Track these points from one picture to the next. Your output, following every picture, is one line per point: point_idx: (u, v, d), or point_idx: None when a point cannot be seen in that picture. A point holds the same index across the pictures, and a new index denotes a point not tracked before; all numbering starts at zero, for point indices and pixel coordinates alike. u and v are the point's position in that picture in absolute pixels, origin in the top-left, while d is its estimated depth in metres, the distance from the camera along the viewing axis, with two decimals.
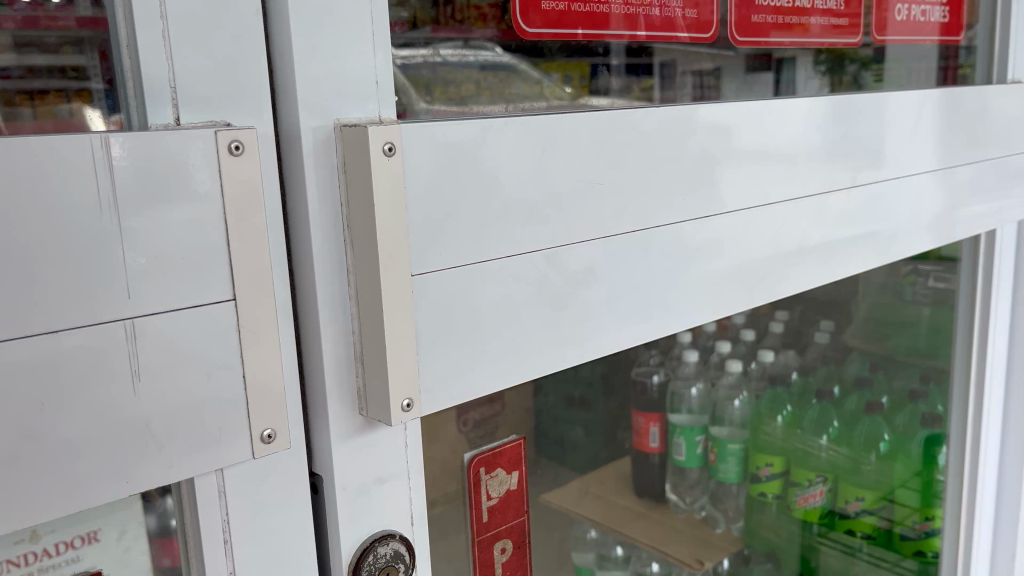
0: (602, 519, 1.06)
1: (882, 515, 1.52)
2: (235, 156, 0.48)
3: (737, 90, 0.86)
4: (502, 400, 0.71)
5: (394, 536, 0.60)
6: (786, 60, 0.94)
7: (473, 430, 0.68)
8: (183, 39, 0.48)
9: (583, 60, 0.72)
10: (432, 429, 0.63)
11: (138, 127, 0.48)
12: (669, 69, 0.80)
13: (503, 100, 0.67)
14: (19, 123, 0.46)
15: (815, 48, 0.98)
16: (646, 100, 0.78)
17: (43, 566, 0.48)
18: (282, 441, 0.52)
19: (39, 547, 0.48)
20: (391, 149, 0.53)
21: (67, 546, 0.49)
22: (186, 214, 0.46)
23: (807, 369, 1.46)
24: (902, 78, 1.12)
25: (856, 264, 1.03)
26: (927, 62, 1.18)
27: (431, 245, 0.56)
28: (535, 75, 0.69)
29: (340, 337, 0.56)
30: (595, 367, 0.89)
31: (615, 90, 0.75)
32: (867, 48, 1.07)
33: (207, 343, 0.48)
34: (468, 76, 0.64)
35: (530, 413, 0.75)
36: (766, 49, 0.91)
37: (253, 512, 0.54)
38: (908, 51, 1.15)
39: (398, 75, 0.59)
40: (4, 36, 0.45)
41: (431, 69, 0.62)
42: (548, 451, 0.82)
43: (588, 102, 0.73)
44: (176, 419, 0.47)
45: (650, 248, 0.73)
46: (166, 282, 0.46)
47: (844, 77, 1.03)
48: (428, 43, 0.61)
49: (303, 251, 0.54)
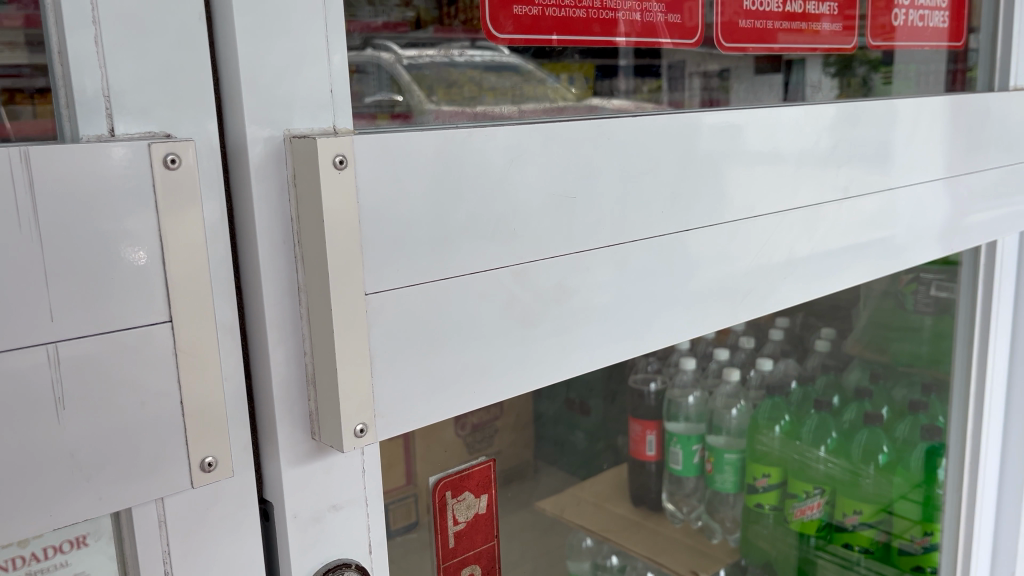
0: (597, 527, 1.02)
1: (881, 528, 1.45)
2: (171, 169, 0.45)
3: (745, 93, 0.87)
4: (502, 406, 0.72)
5: (350, 566, 0.58)
6: (795, 62, 0.92)
7: (470, 434, 0.69)
8: (120, 45, 0.45)
9: (589, 61, 0.71)
10: (431, 432, 0.65)
11: (70, 139, 0.45)
12: (677, 70, 0.79)
13: (509, 101, 0.66)
14: (21, 122, 0.45)
15: (824, 52, 0.96)
16: (654, 102, 0.77)
17: (33, 569, 0.48)
18: (225, 469, 0.50)
19: (27, 551, 0.47)
20: (343, 161, 0.50)
21: (56, 550, 0.49)
22: (116, 232, 0.43)
23: (807, 378, 1.40)
24: (911, 82, 1.11)
25: (850, 277, 1.00)
26: (936, 66, 1.16)
27: (386, 263, 0.54)
28: (540, 75, 0.68)
29: (291, 358, 0.53)
30: (602, 374, 0.84)
31: (622, 92, 0.75)
32: (877, 51, 1.05)
33: (139, 367, 0.45)
34: (472, 77, 0.64)
35: (532, 415, 0.76)
36: (774, 52, 0.90)
37: (198, 543, 0.51)
38: (917, 55, 1.12)
39: (404, 75, 0.59)
40: (13, 36, 0.45)
41: (435, 68, 0.61)
42: (541, 458, 0.80)
43: (591, 104, 0.72)
44: (106, 446, 0.44)
45: (627, 265, 0.70)
46: (91, 305, 0.43)
47: (853, 79, 1.00)
48: (432, 42, 0.61)
49: (252, 269, 0.51)
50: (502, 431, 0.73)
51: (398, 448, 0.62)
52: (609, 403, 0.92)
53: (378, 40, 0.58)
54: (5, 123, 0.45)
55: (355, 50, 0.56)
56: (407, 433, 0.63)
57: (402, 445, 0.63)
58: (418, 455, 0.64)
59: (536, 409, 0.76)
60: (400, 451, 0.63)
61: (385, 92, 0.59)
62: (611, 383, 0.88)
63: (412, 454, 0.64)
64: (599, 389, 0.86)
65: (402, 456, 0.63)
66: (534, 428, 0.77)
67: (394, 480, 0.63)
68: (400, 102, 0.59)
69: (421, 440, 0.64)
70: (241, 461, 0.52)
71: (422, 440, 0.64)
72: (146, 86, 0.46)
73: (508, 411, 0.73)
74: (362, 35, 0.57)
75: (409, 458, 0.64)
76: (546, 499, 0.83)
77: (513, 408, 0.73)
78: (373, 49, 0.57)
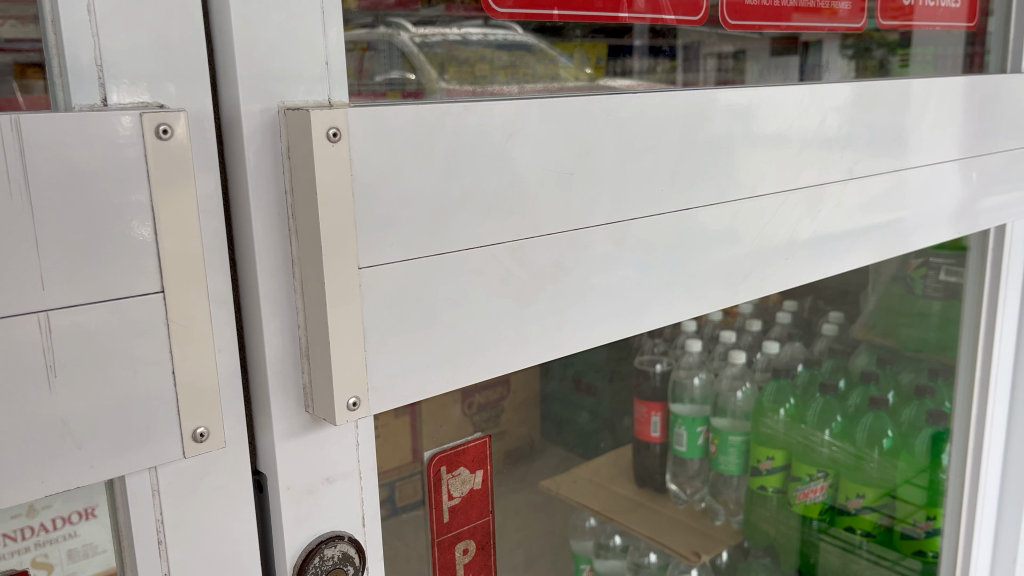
0: (601, 506, 1.02)
1: (884, 512, 1.46)
2: (163, 140, 0.45)
3: (760, 73, 0.86)
4: (510, 385, 0.72)
5: (343, 538, 0.59)
6: (811, 44, 0.92)
7: (478, 413, 0.70)
8: (111, 14, 0.45)
9: (601, 41, 0.71)
10: (438, 409, 0.66)
11: (64, 108, 0.45)
12: (693, 51, 0.79)
13: (518, 82, 0.66)
14: (35, 96, 0.45)
15: (841, 33, 0.95)
16: (668, 83, 0.77)
17: (40, 539, 0.48)
18: (216, 440, 0.50)
19: (35, 522, 0.48)
20: (336, 134, 0.50)
21: (65, 521, 0.49)
22: (107, 203, 0.43)
23: (813, 361, 1.39)
24: (929, 64, 1.09)
25: (854, 259, 0.99)
26: (955, 48, 1.15)
27: (380, 237, 0.54)
28: (552, 54, 0.68)
29: (284, 331, 0.53)
30: (607, 353, 0.83)
31: (637, 72, 0.75)
32: (895, 33, 1.03)
33: (130, 337, 0.45)
34: (484, 55, 0.64)
35: (539, 394, 0.76)
36: (792, 32, 0.89)
37: (191, 513, 0.51)
38: (936, 37, 1.11)
39: (416, 54, 0.59)
40: (27, 8, 0.44)
41: (448, 45, 0.61)
42: (545, 435, 0.80)
43: (605, 84, 0.72)
44: (98, 415, 0.45)
45: (625, 244, 0.70)
46: (79, 275, 0.43)
47: (870, 62, 1.00)
48: (442, 20, 0.60)
49: (246, 242, 0.52)
50: (509, 412, 0.73)
51: (406, 421, 0.63)
52: (615, 384, 0.91)
53: (392, 18, 0.58)
54: (17, 97, 0.45)
55: (366, 27, 0.57)
56: (413, 407, 0.63)
57: (411, 416, 0.63)
58: (424, 432, 0.65)
59: (543, 389, 0.76)
60: (405, 427, 0.63)
61: (396, 70, 0.59)
62: (618, 362, 0.88)
63: (419, 432, 0.65)
64: (602, 370, 0.85)
65: (409, 429, 0.64)
66: (539, 407, 0.76)
67: (395, 458, 0.63)
68: (412, 80, 0.60)
69: (427, 416, 0.65)
70: (236, 432, 0.53)
71: (428, 418, 0.65)
72: (140, 57, 0.46)
73: (518, 386, 0.73)
74: (373, 13, 0.57)
75: (416, 436, 0.64)
76: (552, 478, 0.84)
77: (525, 382, 0.73)
78: (385, 27, 0.57)
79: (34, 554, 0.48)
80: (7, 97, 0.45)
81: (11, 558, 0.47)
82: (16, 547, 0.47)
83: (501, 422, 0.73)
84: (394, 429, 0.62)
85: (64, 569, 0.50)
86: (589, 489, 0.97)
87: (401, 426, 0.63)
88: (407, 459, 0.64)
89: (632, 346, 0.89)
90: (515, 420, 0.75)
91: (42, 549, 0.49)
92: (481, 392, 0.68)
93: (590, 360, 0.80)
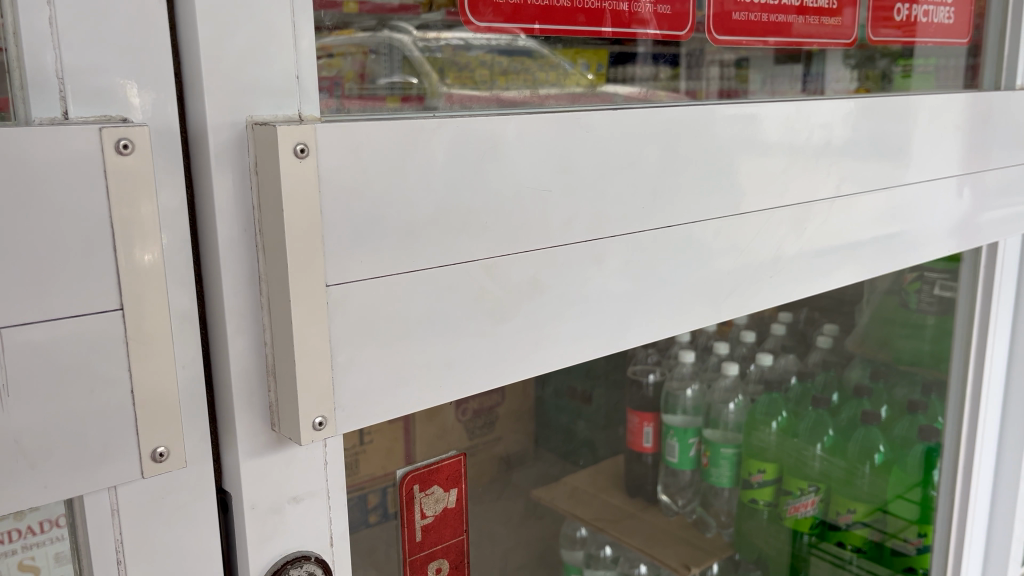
0: (592, 516, 0.99)
1: (875, 527, 1.44)
2: (123, 156, 0.44)
3: (762, 83, 0.87)
4: (504, 394, 0.72)
5: (310, 558, 0.58)
6: (815, 54, 0.92)
7: (470, 418, 0.70)
8: (73, 27, 0.44)
9: (602, 48, 0.71)
10: (432, 416, 0.66)
11: (24, 120, 0.44)
12: (696, 58, 0.80)
13: (525, 85, 0.67)
14: None
15: (844, 47, 0.96)
16: (670, 91, 0.79)
17: (26, 543, 0.49)
18: (177, 458, 0.49)
19: (23, 524, 0.49)
20: (304, 150, 0.49)
21: (53, 524, 0.49)
22: (64, 221, 0.43)
23: (807, 375, 1.40)
24: (930, 76, 1.10)
25: (843, 277, 0.98)
26: (957, 61, 1.15)
27: (350, 254, 0.53)
28: (554, 60, 0.68)
29: (250, 348, 0.52)
30: (602, 366, 0.82)
31: (639, 79, 0.76)
32: (898, 44, 1.04)
33: (87, 355, 0.45)
34: (484, 62, 0.64)
35: (532, 401, 0.76)
36: (798, 43, 0.90)
37: (152, 533, 0.50)
38: (939, 51, 1.12)
39: (416, 58, 0.60)
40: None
41: (449, 51, 0.62)
42: (526, 447, 0.80)
43: (606, 90, 0.73)
44: (52, 435, 0.44)
45: (604, 262, 0.69)
46: (31, 293, 0.42)
47: (872, 72, 1.00)
48: (445, 25, 0.61)
49: (211, 257, 0.51)
50: (504, 415, 0.74)
51: (398, 432, 0.64)
52: (609, 397, 0.90)
53: (394, 22, 0.58)
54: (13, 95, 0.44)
55: (370, 31, 0.57)
56: (408, 416, 0.64)
57: (402, 428, 0.64)
58: (417, 439, 0.66)
59: (539, 396, 0.76)
60: (398, 435, 0.64)
61: (397, 74, 0.59)
62: (614, 372, 0.87)
63: (412, 437, 0.66)
64: (602, 379, 0.85)
65: (401, 440, 0.65)
66: (521, 420, 0.76)
67: (380, 467, 0.63)
68: (413, 84, 0.60)
69: (421, 422, 0.65)
70: (198, 451, 0.52)
71: (423, 423, 0.66)
72: (102, 66, 0.45)
73: (511, 396, 0.74)
74: (378, 16, 0.57)
75: (409, 442, 0.65)
76: (545, 487, 0.84)
77: (516, 395, 0.74)
78: (388, 30, 0.58)
79: (20, 556, 0.49)
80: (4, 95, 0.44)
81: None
82: (3, 550, 0.48)
83: (497, 429, 0.74)
84: (387, 436, 0.63)
85: (54, 571, 0.50)
86: (583, 500, 0.96)
87: (394, 435, 0.64)
88: (387, 469, 0.64)
89: (627, 355, 0.88)
90: (511, 425, 0.76)
91: (32, 550, 0.49)
92: (475, 399, 0.69)
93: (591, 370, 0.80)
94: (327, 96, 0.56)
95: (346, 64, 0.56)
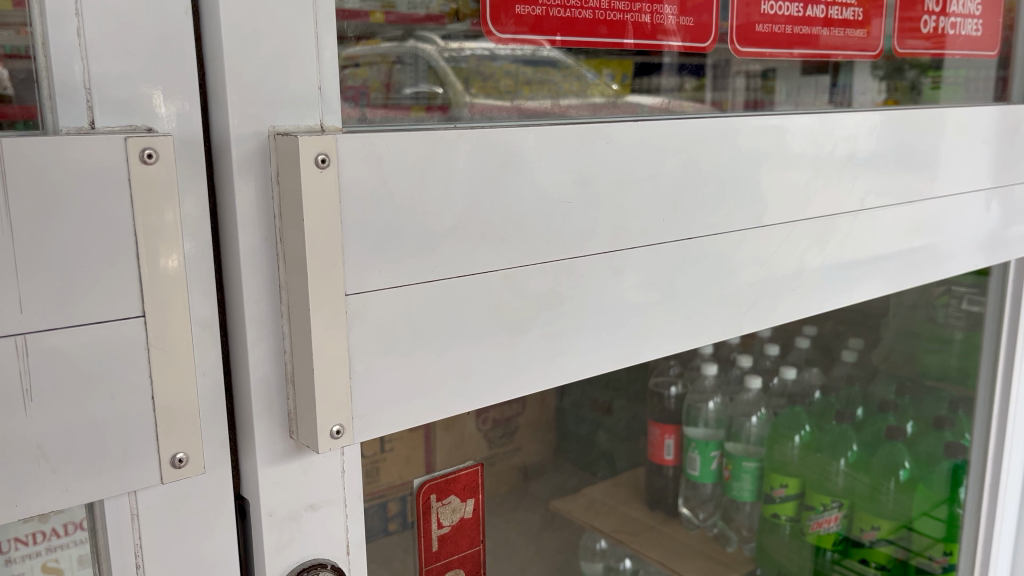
0: (614, 527, 0.97)
1: (899, 544, 1.41)
2: (147, 164, 0.45)
3: (789, 93, 0.86)
4: (526, 402, 0.72)
5: (326, 566, 0.58)
6: (842, 65, 0.92)
7: (492, 428, 0.70)
8: (100, 39, 0.45)
9: (625, 60, 0.71)
10: (454, 424, 0.66)
11: (52, 130, 0.45)
12: (722, 69, 0.80)
13: (548, 96, 0.67)
14: None
15: (872, 58, 0.95)
16: (695, 101, 0.78)
17: (50, 545, 0.50)
18: (196, 465, 0.50)
19: (47, 527, 0.49)
20: (325, 160, 0.50)
21: (77, 527, 0.50)
22: (87, 228, 0.43)
23: (830, 387, 1.34)
24: (959, 87, 1.09)
25: (866, 292, 0.97)
26: (988, 71, 1.14)
27: (369, 265, 0.53)
28: (579, 71, 0.68)
29: (269, 357, 0.53)
30: (626, 376, 0.82)
31: (665, 90, 0.75)
32: (927, 56, 1.03)
33: (108, 362, 0.45)
34: (509, 72, 0.64)
35: (552, 411, 0.75)
36: (824, 54, 0.89)
37: (171, 537, 0.51)
38: (968, 63, 1.11)
39: (443, 68, 0.60)
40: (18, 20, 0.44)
41: (474, 61, 0.62)
42: (546, 460, 0.79)
43: (631, 101, 0.73)
44: (73, 439, 0.45)
45: (624, 274, 0.69)
46: (56, 301, 0.43)
47: (901, 84, 1.00)
48: (470, 36, 0.61)
49: (233, 267, 0.51)
50: (523, 427, 0.73)
51: (419, 440, 0.64)
52: (631, 408, 0.89)
53: (421, 33, 0.59)
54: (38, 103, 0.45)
55: (396, 41, 0.57)
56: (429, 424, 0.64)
57: (424, 436, 0.64)
58: (438, 447, 0.66)
59: (560, 406, 0.76)
60: (419, 443, 0.64)
61: (422, 83, 0.60)
62: (635, 385, 0.86)
63: (433, 448, 0.66)
64: (623, 390, 0.84)
65: (423, 448, 0.65)
66: (541, 432, 0.76)
67: (406, 474, 0.64)
68: (438, 94, 0.61)
69: (442, 430, 0.65)
70: (216, 457, 0.52)
71: (443, 431, 0.66)
72: (127, 76, 0.46)
73: (532, 406, 0.73)
74: (404, 26, 0.58)
75: (430, 451, 0.65)
76: (563, 497, 0.83)
77: (539, 405, 0.74)
78: (414, 41, 0.59)
79: (44, 558, 0.50)
80: (28, 103, 0.45)
81: (23, 563, 0.49)
82: (26, 552, 0.49)
83: (518, 439, 0.74)
84: (408, 444, 0.63)
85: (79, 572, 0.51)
86: (603, 510, 0.93)
87: (416, 441, 0.64)
88: (405, 478, 0.64)
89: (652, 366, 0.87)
90: (531, 435, 0.75)
91: (54, 554, 0.50)
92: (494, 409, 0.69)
93: (611, 382, 0.79)
94: (351, 106, 0.56)
95: (372, 74, 0.57)
